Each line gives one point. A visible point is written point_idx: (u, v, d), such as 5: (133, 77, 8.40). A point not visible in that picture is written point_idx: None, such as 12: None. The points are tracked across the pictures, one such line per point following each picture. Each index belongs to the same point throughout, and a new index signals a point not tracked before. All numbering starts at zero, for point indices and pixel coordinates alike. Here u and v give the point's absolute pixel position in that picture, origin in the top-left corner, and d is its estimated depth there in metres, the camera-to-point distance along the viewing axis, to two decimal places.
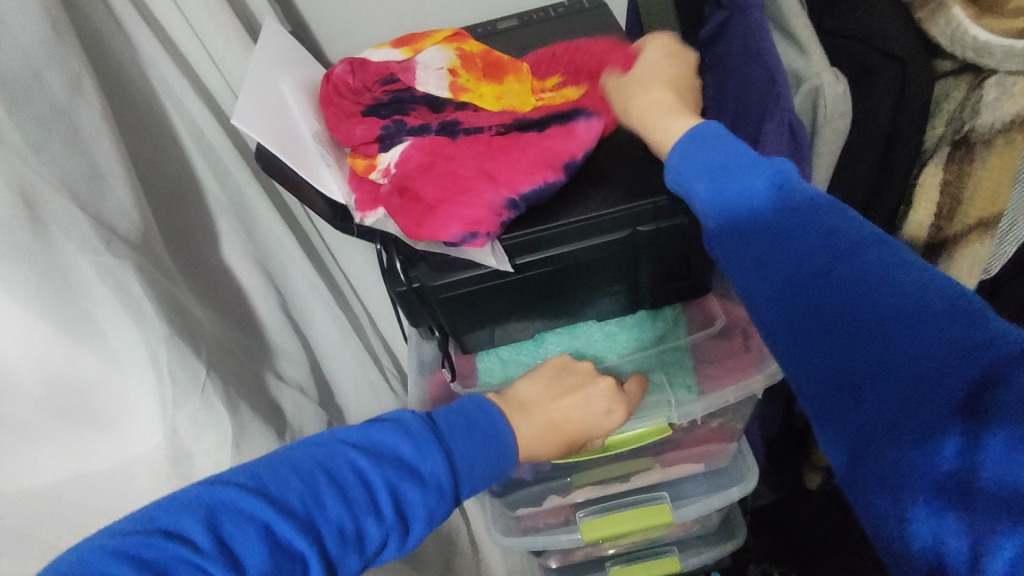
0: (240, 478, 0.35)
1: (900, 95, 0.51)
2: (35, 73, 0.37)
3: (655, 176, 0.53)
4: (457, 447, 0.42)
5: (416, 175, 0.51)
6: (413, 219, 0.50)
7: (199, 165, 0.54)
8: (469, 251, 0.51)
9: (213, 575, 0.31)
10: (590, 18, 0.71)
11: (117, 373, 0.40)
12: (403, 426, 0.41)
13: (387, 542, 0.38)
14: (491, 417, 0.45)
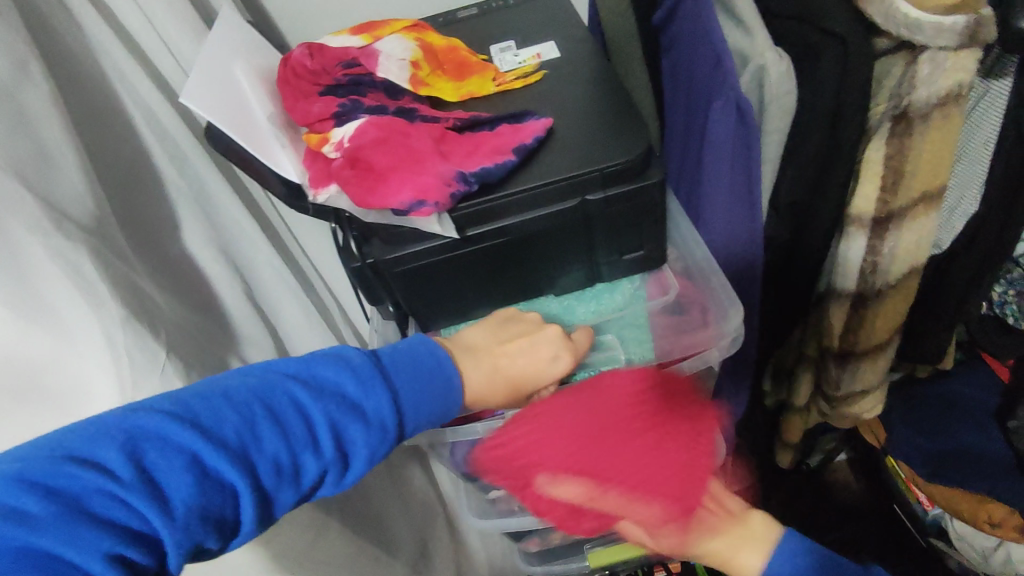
0: (172, 407, 0.37)
1: (843, 71, 0.53)
2: None
3: (605, 145, 0.55)
4: (401, 387, 0.45)
5: (370, 145, 0.53)
6: (363, 189, 0.52)
7: (158, 154, 0.55)
8: (417, 221, 0.52)
9: (137, 499, 0.33)
10: (548, 5, 0.72)
11: (73, 355, 0.41)
12: (347, 364, 0.44)
13: (324, 476, 0.42)
14: (439, 361, 0.48)
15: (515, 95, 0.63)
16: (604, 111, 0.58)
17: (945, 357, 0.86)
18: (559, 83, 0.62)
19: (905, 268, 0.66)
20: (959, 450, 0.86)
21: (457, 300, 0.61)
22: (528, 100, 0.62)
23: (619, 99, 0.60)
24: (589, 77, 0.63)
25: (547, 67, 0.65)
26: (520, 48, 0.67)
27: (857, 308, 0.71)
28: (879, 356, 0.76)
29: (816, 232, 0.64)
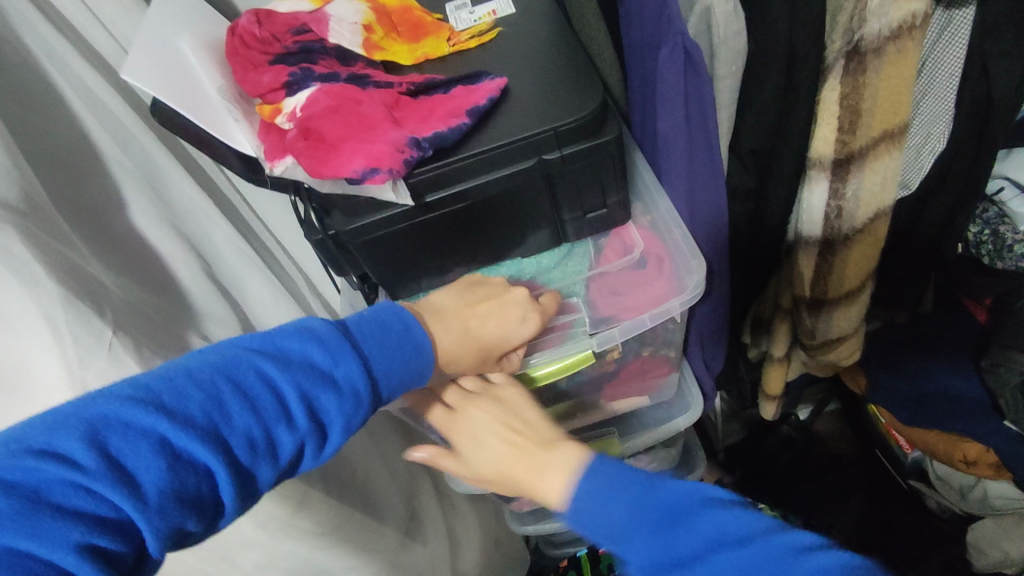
0: (133, 391, 0.38)
1: (792, 11, 0.51)
2: None
3: (559, 101, 0.54)
4: (370, 352, 0.46)
5: (323, 114, 0.51)
6: (317, 159, 0.50)
7: (98, 133, 0.54)
8: (373, 190, 0.51)
9: (104, 486, 0.35)
10: None
11: (12, 333, 0.42)
12: (312, 333, 0.45)
13: (302, 448, 0.43)
14: (406, 325, 0.49)
15: (468, 55, 0.61)
16: (559, 70, 0.57)
17: (923, 301, 0.86)
18: (516, 39, 0.61)
19: (871, 211, 0.65)
20: (937, 391, 0.86)
21: (422, 266, 0.61)
22: (482, 58, 0.60)
23: (577, 56, 0.58)
24: (543, 31, 0.61)
25: (503, 23, 0.63)
26: (475, 5, 0.65)
27: (825, 254, 0.70)
28: (852, 301, 0.75)
29: (778, 178, 0.63)
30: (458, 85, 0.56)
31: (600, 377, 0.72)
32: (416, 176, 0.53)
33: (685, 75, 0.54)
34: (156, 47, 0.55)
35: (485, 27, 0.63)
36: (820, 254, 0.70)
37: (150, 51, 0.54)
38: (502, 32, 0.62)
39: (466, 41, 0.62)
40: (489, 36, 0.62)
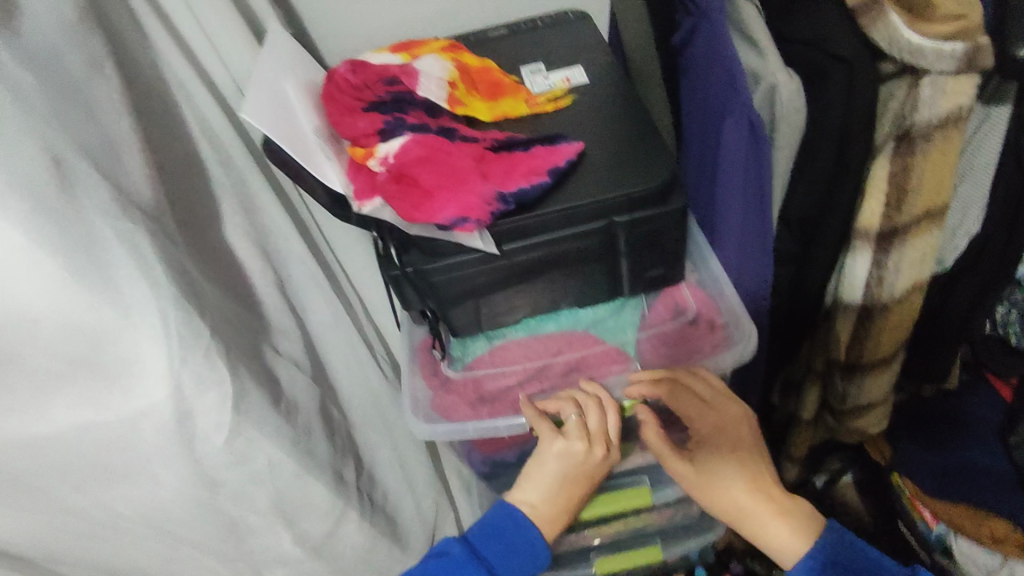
0: None
1: (850, 96, 0.56)
2: (56, 50, 0.40)
3: (631, 169, 0.59)
4: (491, 557, 0.63)
5: (413, 165, 0.57)
6: (410, 204, 0.55)
7: (206, 152, 0.58)
8: (460, 236, 0.56)
9: None
10: (573, 31, 0.77)
11: (131, 327, 0.44)
12: (452, 557, 0.62)
13: None
14: (513, 520, 0.64)
15: (541, 113, 0.67)
16: (631, 137, 0.62)
17: (951, 376, 0.88)
18: (585, 107, 0.67)
19: (909, 283, 0.69)
20: (961, 465, 0.87)
21: (484, 304, 0.65)
22: (554, 119, 0.66)
23: (646, 126, 0.63)
24: (612, 99, 0.67)
25: (576, 91, 0.69)
26: (550, 72, 0.71)
27: (861, 321, 0.74)
28: (886, 369, 0.78)
29: (824, 245, 0.67)
30: (538, 145, 0.61)
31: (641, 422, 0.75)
32: (500, 223, 0.56)
33: (748, 146, 0.59)
34: (265, 87, 0.60)
35: (558, 92, 0.69)
36: (857, 320, 0.74)
37: (259, 91, 0.59)
38: (575, 97, 0.68)
39: (540, 103, 0.67)
40: (562, 101, 0.67)
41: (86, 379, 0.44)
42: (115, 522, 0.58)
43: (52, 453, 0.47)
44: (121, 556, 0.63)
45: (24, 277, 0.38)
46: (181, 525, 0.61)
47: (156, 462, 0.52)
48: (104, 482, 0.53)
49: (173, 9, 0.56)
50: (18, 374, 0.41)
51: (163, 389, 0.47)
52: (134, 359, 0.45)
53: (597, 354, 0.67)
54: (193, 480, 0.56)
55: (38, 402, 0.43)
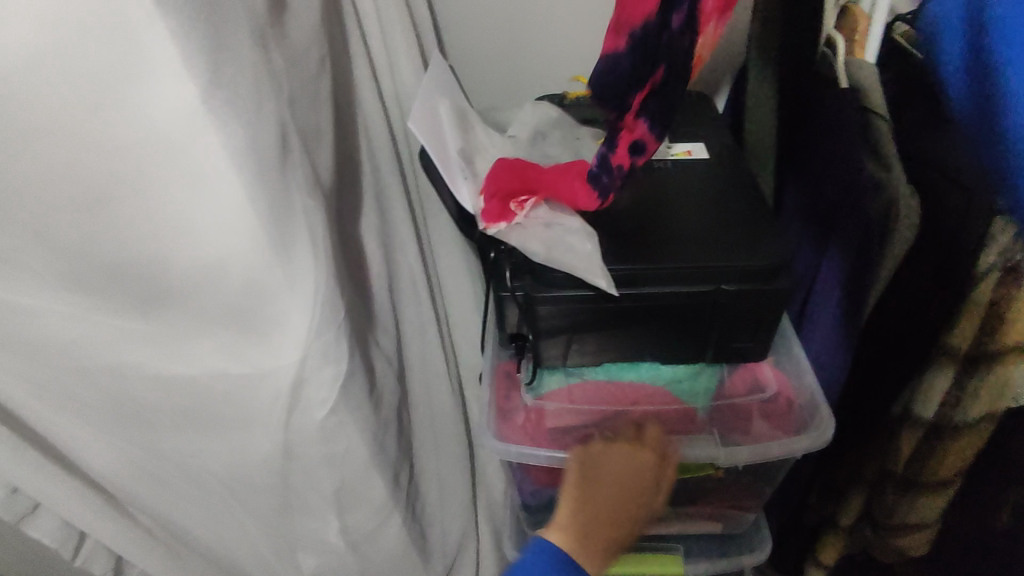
0: None
1: (963, 221, 0.60)
2: (297, 42, 0.45)
3: (744, 245, 0.63)
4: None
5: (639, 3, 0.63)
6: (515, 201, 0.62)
7: (362, 151, 0.63)
8: (583, 273, 0.60)
9: None
10: (696, 108, 0.83)
11: (290, 293, 0.47)
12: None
13: None
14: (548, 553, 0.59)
15: (663, 177, 0.71)
16: (747, 215, 0.66)
17: (997, 519, 0.88)
18: (705, 180, 0.71)
19: (983, 410, 0.72)
20: None
21: (574, 341, 0.67)
22: (674, 185, 0.70)
23: (762, 208, 0.67)
24: (731, 177, 0.71)
25: (697, 164, 0.73)
26: (673, 142, 0.76)
27: (927, 438, 0.76)
28: (939, 492, 0.80)
29: (909, 357, 0.69)
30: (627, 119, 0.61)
31: (693, 490, 0.76)
32: (616, 265, 0.61)
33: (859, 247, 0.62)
34: (427, 109, 0.65)
35: (682, 162, 0.73)
36: (923, 436, 0.76)
37: (422, 114, 0.64)
38: (696, 170, 0.72)
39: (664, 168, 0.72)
40: (683, 170, 0.72)
41: (237, 329, 0.49)
42: (192, 470, 0.60)
43: (186, 389, 0.52)
44: (180, 505, 0.64)
45: (228, 227, 0.43)
46: (247, 489, 0.63)
47: (258, 420, 0.55)
48: (207, 427, 0.56)
49: (366, 23, 0.63)
50: (184, 309, 0.47)
51: (295, 354, 0.51)
52: (282, 321, 0.49)
53: (677, 413, 0.69)
54: (279, 447, 0.58)
55: (195, 338, 0.49)
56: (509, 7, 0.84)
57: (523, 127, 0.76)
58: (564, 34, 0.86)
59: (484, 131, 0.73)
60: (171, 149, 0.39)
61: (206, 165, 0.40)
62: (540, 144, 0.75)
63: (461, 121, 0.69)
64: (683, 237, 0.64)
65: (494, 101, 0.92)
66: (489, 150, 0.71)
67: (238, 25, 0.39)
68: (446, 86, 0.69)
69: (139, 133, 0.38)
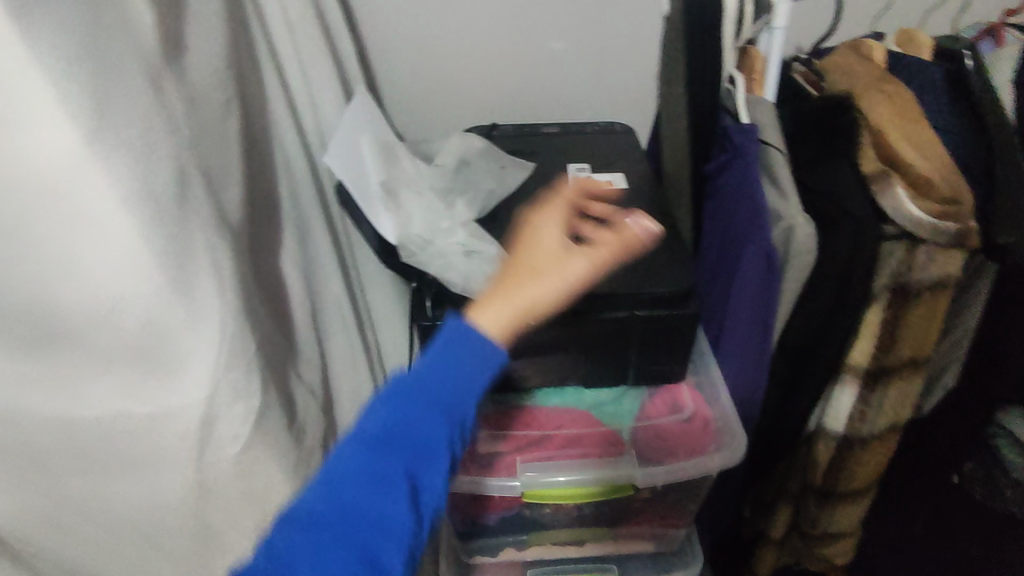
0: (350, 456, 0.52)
1: (855, 243, 0.64)
2: (198, 83, 0.45)
3: (657, 271, 0.65)
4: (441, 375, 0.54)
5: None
6: None
7: (281, 185, 0.63)
8: None
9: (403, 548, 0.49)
10: (619, 140, 0.87)
11: (193, 331, 0.47)
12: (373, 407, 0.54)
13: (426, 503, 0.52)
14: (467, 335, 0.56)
15: (582, 207, 0.74)
16: (659, 242, 0.69)
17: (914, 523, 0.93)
18: (621, 209, 0.74)
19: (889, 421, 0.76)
20: None
21: (498, 368, 0.68)
22: (592, 215, 0.73)
23: (675, 236, 0.70)
24: (646, 207, 0.75)
25: (616, 193, 0.77)
26: (593, 173, 0.79)
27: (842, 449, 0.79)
28: (856, 502, 0.84)
29: (816, 374, 0.73)
30: None
31: (623, 510, 0.77)
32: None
33: (763, 274, 0.65)
34: (344, 143, 0.66)
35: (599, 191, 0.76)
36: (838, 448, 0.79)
37: (339, 148, 0.65)
38: (612, 200, 0.75)
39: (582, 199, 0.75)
40: (600, 200, 0.75)
41: (138, 369, 0.48)
42: (100, 515, 0.58)
43: (86, 432, 0.50)
44: (91, 552, 0.62)
45: (122, 266, 0.43)
46: (162, 532, 0.61)
47: (168, 460, 0.54)
48: (112, 470, 0.54)
49: (285, 62, 0.64)
50: (78, 351, 0.46)
51: (201, 391, 0.50)
52: (184, 359, 0.48)
53: (597, 436, 0.69)
54: (193, 487, 0.57)
55: (93, 380, 0.48)
56: (436, 43, 0.86)
57: (450, 155, 0.76)
58: (490, 67, 0.89)
59: (408, 161, 0.74)
60: (54, 190, 0.39)
61: (94, 206, 0.40)
62: (466, 173, 0.75)
63: (383, 151, 0.69)
64: (599, 264, 0.66)
65: (427, 132, 0.94)
66: (415, 178, 0.71)
67: (126, 67, 0.39)
68: (366, 120, 0.70)
69: (22, 176, 0.38)
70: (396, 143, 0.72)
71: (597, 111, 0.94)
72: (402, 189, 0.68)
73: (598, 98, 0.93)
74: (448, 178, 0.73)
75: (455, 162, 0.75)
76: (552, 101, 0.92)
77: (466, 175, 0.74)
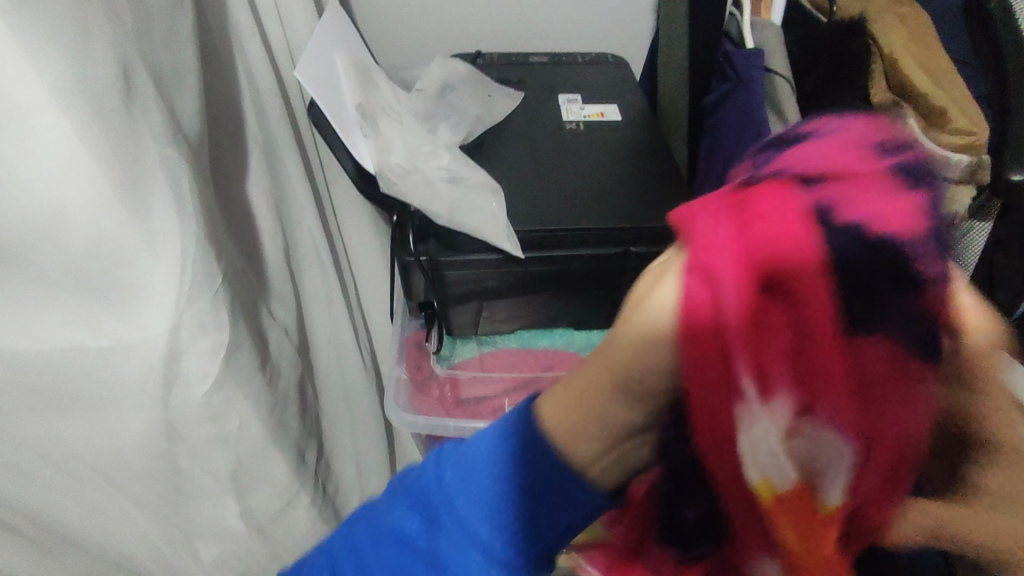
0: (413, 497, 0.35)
1: None
2: None
3: (654, 206, 0.62)
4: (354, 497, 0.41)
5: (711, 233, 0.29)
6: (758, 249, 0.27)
7: (247, 105, 0.57)
8: (489, 236, 0.58)
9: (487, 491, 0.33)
10: (613, 72, 0.81)
11: (149, 256, 0.42)
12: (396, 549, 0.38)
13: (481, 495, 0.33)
14: None
15: (574, 139, 0.70)
16: (655, 176, 0.65)
17: None
18: (614, 142, 0.70)
19: None
20: None
21: (485, 308, 0.65)
22: (585, 147, 0.69)
23: (671, 170, 0.66)
24: (642, 140, 0.70)
25: (609, 125, 0.72)
26: (585, 104, 0.75)
27: None
28: None
29: None
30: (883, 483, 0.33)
31: None
32: (524, 227, 0.59)
33: None
34: (319, 61, 0.60)
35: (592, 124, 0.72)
36: None
37: (315, 63, 0.59)
38: (605, 132, 0.71)
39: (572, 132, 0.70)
40: (593, 133, 0.70)
41: (89, 298, 0.43)
42: (60, 458, 0.54)
43: (34, 369, 0.46)
44: (52, 499, 0.58)
45: (63, 178, 0.37)
46: (128, 477, 0.57)
47: (128, 401, 0.50)
48: (68, 411, 0.50)
49: None
50: (18, 277, 0.41)
51: (163, 325, 0.45)
52: (141, 288, 0.44)
53: None
54: (158, 430, 0.53)
55: (39, 310, 0.43)
56: None
57: (427, 84, 0.72)
58: None
59: (387, 85, 0.68)
60: None
61: (27, 105, 0.35)
62: (446, 101, 0.71)
63: (359, 74, 0.65)
64: (592, 198, 0.62)
65: (407, 61, 0.87)
66: (391, 105, 0.67)
67: None
68: (341, 36, 0.64)
69: None
70: (375, 66, 0.68)
71: (589, 42, 0.89)
72: (375, 115, 0.64)
73: (591, 26, 0.87)
74: (425, 107, 0.70)
75: (433, 91, 0.71)
76: (543, 29, 0.86)
77: (444, 105, 0.71)
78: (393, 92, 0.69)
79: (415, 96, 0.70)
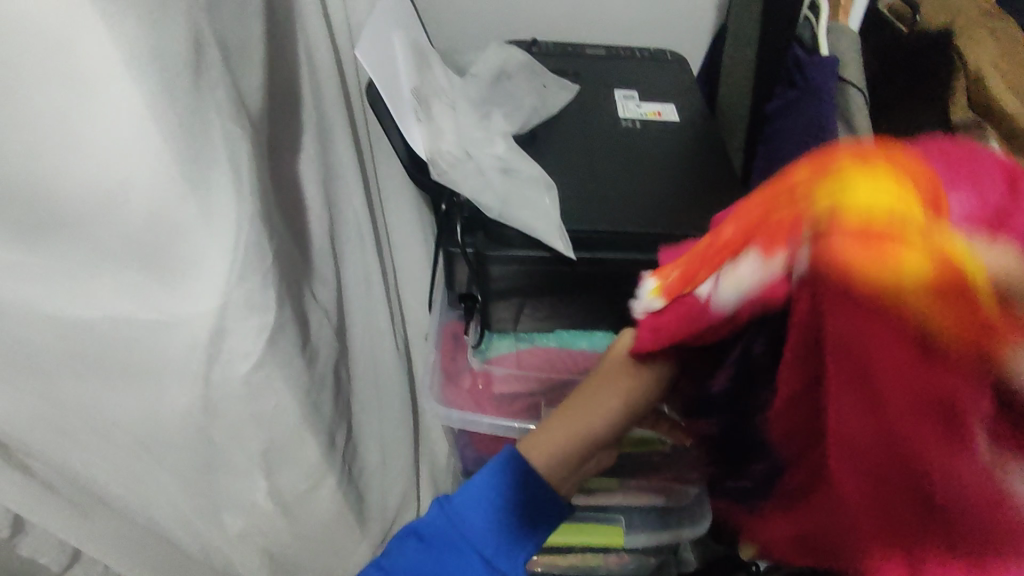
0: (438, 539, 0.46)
1: None
2: None
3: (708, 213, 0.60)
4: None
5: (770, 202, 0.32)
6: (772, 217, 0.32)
7: (304, 82, 0.56)
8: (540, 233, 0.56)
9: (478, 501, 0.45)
10: (672, 69, 0.79)
11: (206, 232, 0.42)
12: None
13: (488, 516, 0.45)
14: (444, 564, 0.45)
15: (628, 138, 0.68)
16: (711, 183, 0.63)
17: None
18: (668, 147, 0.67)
19: None
20: None
21: (525, 304, 0.64)
22: (640, 147, 0.67)
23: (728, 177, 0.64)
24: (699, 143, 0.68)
25: (666, 126, 0.70)
26: (642, 102, 0.72)
27: None
28: None
29: None
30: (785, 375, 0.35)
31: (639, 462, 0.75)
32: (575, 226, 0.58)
33: None
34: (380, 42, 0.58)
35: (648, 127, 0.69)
36: None
37: (376, 41, 0.58)
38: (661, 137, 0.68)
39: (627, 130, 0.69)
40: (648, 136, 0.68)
41: (142, 270, 0.43)
42: (99, 422, 0.55)
43: (83, 335, 0.46)
44: (88, 461, 0.59)
45: (127, 149, 0.37)
46: (164, 446, 0.58)
47: (172, 372, 0.50)
48: (112, 377, 0.50)
49: None
50: (75, 243, 0.41)
51: (212, 302, 0.45)
52: (193, 264, 0.43)
53: None
54: (198, 404, 0.53)
55: (92, 278, 0.43)
56: None
57: (481, 72, 0.70)
58: None
59: (442, 70, 0.67)
60: (52, 49, 0.33)
61: (98, 73, 0.34)
62: (499, 91, 0.69)
63: (415, 56, 0.63)
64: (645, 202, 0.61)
65: (460, 44, 0.85)
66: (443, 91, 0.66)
67: None
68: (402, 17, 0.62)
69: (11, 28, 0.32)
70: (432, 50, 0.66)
71: (647, 37, 0.86)
72: (428, 99, 0.63)
73: (651, 21, 0.84)
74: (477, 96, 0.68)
75: (486, 80, 0.70)
76: (603, 21, 0.84)
77: (497, 96, 0.69)
78: (447, 78, 0.67)
79: (469, 84, 0.69)
